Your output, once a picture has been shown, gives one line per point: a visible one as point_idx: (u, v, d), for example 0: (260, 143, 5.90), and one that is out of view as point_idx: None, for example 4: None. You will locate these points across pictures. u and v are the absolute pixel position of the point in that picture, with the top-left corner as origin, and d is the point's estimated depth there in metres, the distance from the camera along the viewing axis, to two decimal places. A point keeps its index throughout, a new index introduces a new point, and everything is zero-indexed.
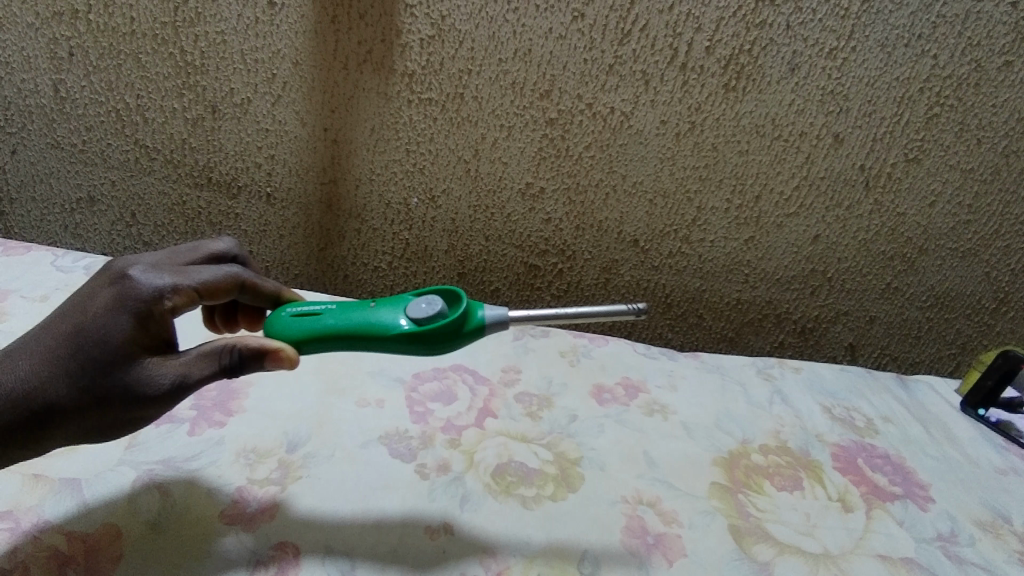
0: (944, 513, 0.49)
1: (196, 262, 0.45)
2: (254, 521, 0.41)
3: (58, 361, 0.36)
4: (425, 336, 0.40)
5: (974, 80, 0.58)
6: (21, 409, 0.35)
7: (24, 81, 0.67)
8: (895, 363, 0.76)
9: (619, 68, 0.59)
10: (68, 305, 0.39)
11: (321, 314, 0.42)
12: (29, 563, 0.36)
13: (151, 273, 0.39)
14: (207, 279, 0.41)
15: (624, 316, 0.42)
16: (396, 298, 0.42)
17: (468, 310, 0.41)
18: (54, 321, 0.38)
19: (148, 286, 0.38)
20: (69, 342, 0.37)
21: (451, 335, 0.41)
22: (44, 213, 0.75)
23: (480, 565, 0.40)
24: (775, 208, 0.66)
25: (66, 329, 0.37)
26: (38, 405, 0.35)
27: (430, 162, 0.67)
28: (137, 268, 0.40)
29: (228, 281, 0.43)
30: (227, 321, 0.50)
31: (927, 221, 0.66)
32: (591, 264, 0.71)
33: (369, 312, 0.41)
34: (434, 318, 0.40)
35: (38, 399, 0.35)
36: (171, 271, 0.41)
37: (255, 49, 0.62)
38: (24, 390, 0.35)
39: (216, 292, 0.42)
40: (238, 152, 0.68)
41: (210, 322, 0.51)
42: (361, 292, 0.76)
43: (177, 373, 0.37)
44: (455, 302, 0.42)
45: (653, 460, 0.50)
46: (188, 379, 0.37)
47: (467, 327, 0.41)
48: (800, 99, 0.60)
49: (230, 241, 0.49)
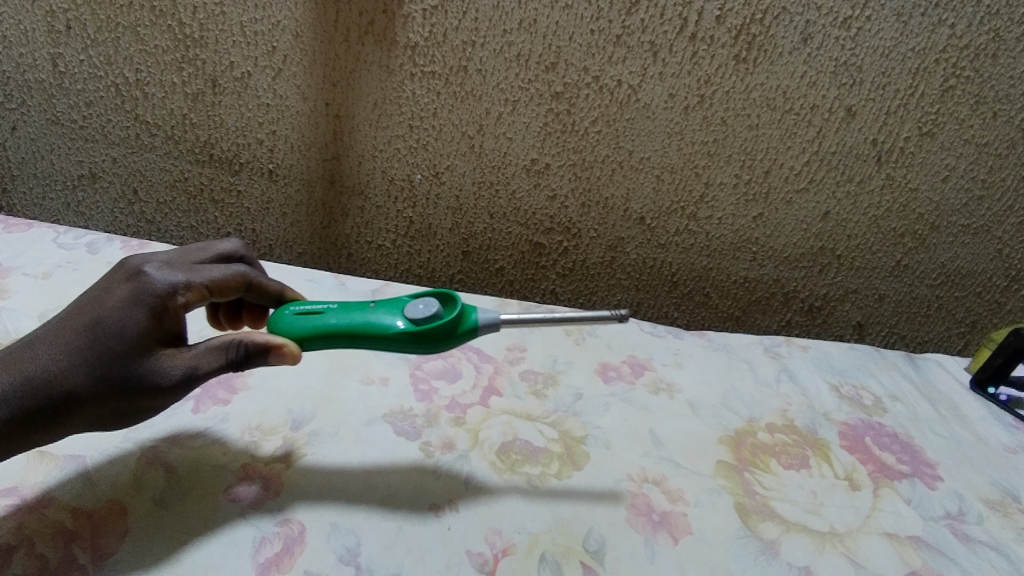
0: (952, 492, 0.49)
1: (206, 262, 0.45)
2: (258, 499, 0.41)
3: (76, 351, 0.36)
4: (422, 335, 0.41)
5: (992, 50, 0.56)
6: (41, 397, 0.35)
7: (22, 56, 0.66)
8: (903, 342, 0.75)
9: (626, 39, 0.58)
10: (83, 300, 0.39)
11: (322, 312, 0.42)
12: (34, 539, 0.36)
13: (165, 270, 0.39)
14: (217, 276, 0.41)
15: (607, 320, 0.45)
16: (393, 301, 0.43)
17: (462, 312, 0.42)
18: (73, 314, 0.38)
19: (162, 282, 0.38)
20: (88, 334, 0.36)
21: (445, 336, 0.41)
22: (46, 190, 0.74)
23: (485, 542, 0.40)
24: (784, 183, 0.65)
25: (85, 321, 0.37)
26: (56, 394, 0.35)
27: (433, 138, 0.66)
28: (151, 264, 0.40)
29: (237, 279, 0.43)
30: (232, 318, 0.50)
31: (940, 197, 0.64)
32: (597, 242, 0.70)
33: (368, 312, 0.41)
34: (431, 318, 0.41)
35: (56, 387, 0.35)
36: (183, 268, 0.41)
37: (254, 21, 0.61)
38: (44, 378, 0.35)
39: (224, 289, 0.42)
40: (239, 128, 0.67)
41: (215, 321, 0.50)
42: (365, 270, 0.76)
43: (187, 366, 0.37)
44: (450, 303, 0.42)
45: (659, 438, 0.50)
46: (196, 373, 0.37)
47: (462, 328, 0.42)
48: (812, 71, 0.58)
49: (238, 241, 0.49)
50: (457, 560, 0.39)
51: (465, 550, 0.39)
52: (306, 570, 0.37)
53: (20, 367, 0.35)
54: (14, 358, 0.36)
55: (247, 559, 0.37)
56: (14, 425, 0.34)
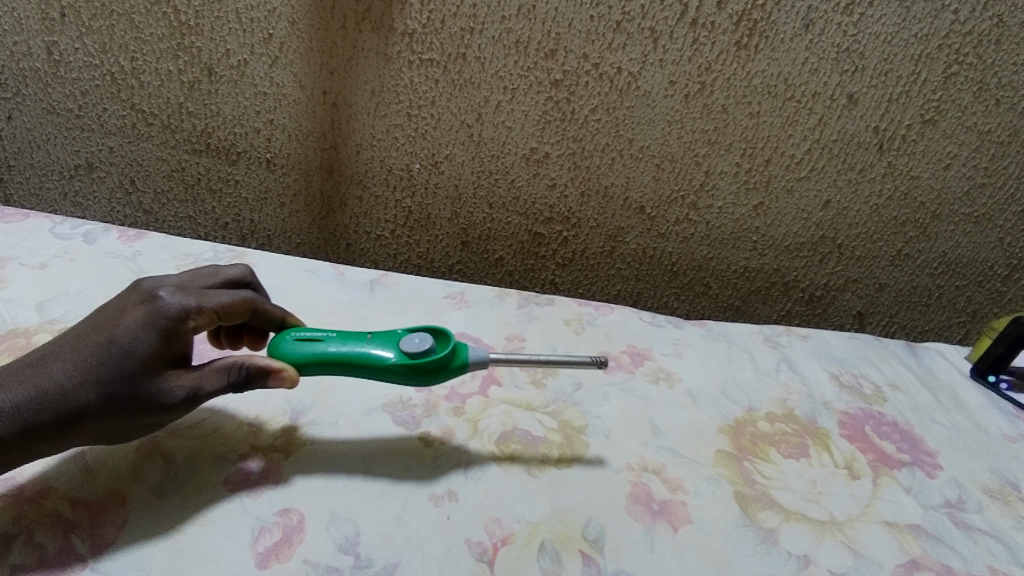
0: (952, 480, 0.49)
1: (215, 287, 0.44)
2: (258, 488, 0.41)
3: (88, 367, 0.36)
4: (416, 369, 0.41)
5: (996, 36, 0.56)
6: (52, 410, 0.35)
7: (17, 44, 0.66)
8: (903, 331, 0.75)
9: (626, 25, 0.57)
10: (97, 319, 0.39)
11: (321, 340, 0.42)
12: (33, 529, 0.36)
13: (178, 294, 0.39)
14: (225, 301, 0.41)
15: (584, 366, 0.46)
16: (390, 333, 0.43)
17: (456, 347, 0.42)
18: (87, 333, 0.38)
19: (175, 305, 0.38)
20: (101, 352, 0.36)
21: (440, 369, 0.41)
22: (43, 180, 0.74)
23: (484, 531, 0.40)
24: (785, 172, 0.64)
25: (99, 339, 0.37)
26: (66, 409, 0.35)
27: (432, 126, 0.65)
28: (165, 288, 0.40)
29: (242, 302, 0.43)
30: (232, 338, 0.48)
31: (941, 184, 0.64)
32: (597, 231, 0.70)
33: (365, 343, 0.42)
34: (425, 353, 0.41)
35: (67, 402, 0.35)
36: (194, 292, 0.41)
37: (250, 8, 0.60)
38: (56, 393, 0.35)
39: (231, 313, 0.42)
40: (235, 117, 0.67)
41: (215, 339, 0.48)
42: (364, 261, 0.76)
43: (190, 386, 0.37)
44: (443, 339, 0.43)
45: (659, 427, 0.50)
46: (199, 393, 0.37)
47: (455, 363, 0.42)
48: (814, 57, 0.57)
49: (246, 267, 0.48)
50: (457, 549, 0.39)
51: (464, 539, 0.39)
52: (305, 558, 0.37)
53: (35, 381, 0.35)
54: (30, 372, 0.36)
55: (247, 548, 0.37)
56: (22, 437, 0.34)
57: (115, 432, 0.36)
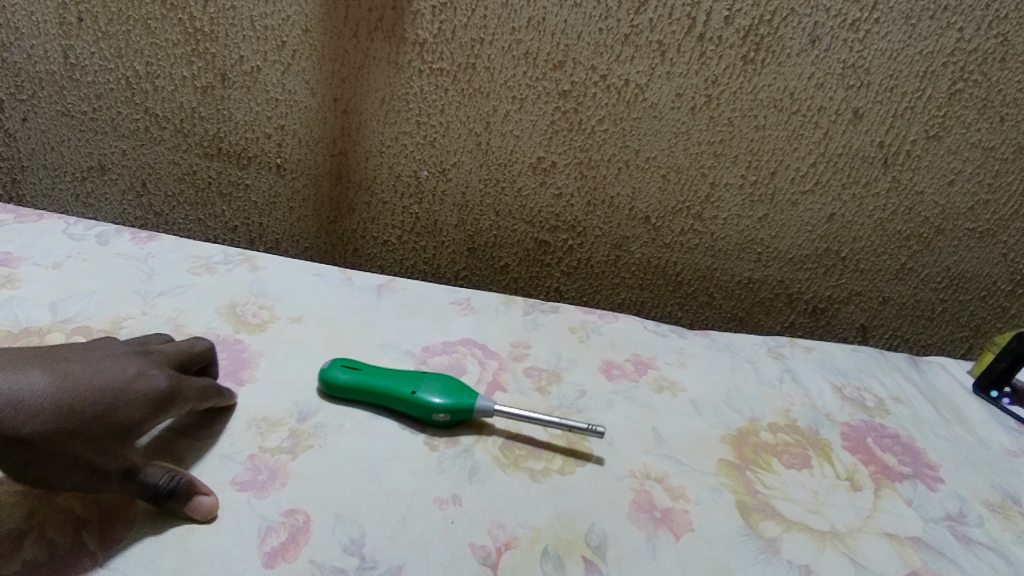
0: (953, 494, 0.49)
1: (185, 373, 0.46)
2: (265, 489, 0.41)
3: (70, 410, 0.36)
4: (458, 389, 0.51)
5: (1000, 55, 0.56)
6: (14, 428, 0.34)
7: (34, 47, 0.67)
8: (906, 345, 0.75)
9: (634, 38, 0.58)
10: (82, 366, 0.39)
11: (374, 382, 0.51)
12: (44, 525, 0.37)
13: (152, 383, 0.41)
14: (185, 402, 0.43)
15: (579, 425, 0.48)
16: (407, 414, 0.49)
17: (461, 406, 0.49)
18: (71, 372, 0.38)
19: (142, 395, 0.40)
20: (84, 402, 0.37)
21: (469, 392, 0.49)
22: (56, 181, 0.75)
23: (488, 535, 0.40)
24: (790, 184, 0.65)
25: (83, 387, 0.38)
26: (27, 434, 0.34)
27: (441, 134, 0.66)
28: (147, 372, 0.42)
29: (215, 393, 0.45)
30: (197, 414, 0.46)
31: (945, 199, 0.64)
32: (602, 240, 0.71)
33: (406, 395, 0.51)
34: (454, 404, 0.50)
35: (33, 428, 0.34)
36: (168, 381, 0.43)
37: (264, 16, 0.61)
38: (30, 413, 0.35)
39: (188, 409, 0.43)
40: (247, 122, 0.68)
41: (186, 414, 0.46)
42: (371, 266, 0.76)
43: (130, 462, 0.37)
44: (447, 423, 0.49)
45: (662, 436, 0.50)
46: (138, 472, 0.37)
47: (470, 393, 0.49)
48: (820, 72, 0.58)
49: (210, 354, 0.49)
50: (461, 553, 0.39)
51: (468, 543, 0.40)
52: (310, 558, 0.37)
53: (14, 394, 0.35)
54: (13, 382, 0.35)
55: (252, 548, 0.37)
56: None
57: (48, 473, 0.35)
